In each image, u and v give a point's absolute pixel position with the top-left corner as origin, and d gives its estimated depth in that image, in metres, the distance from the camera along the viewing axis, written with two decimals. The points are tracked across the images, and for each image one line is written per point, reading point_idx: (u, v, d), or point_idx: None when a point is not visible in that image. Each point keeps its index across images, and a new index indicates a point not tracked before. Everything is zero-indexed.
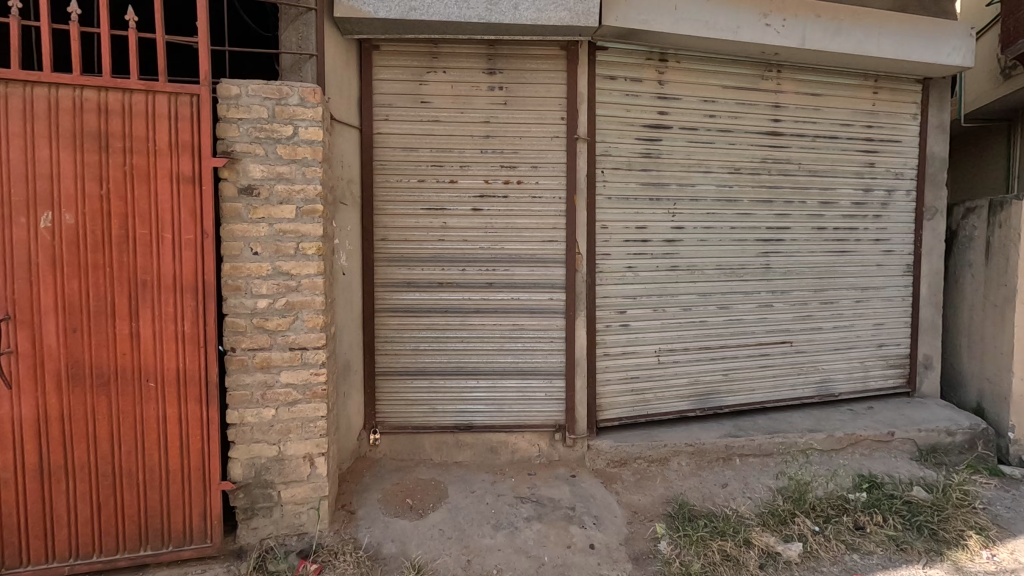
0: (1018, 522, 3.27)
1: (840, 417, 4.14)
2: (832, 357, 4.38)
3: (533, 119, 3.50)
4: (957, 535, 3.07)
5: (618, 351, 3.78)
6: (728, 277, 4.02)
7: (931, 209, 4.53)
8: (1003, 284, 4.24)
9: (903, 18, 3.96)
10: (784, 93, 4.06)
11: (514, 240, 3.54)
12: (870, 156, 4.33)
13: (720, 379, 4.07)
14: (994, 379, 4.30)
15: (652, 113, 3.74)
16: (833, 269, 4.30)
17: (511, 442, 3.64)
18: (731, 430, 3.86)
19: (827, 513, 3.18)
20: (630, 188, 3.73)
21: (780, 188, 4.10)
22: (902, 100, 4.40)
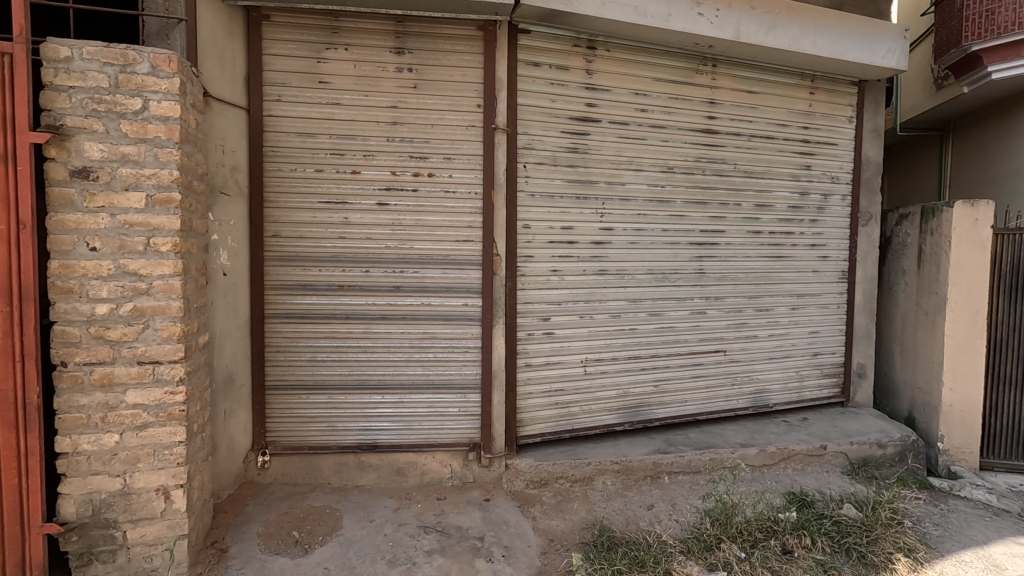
0: (947, 541, 3.14)
1: (773, 430, 3.97)
2: (766, 366, 4.22)
3: (447, 106, 3.17)
4: (885, 557, 2.89)
5: (541, 361, 3.49)
6: (660, 282, 3.79)
7: (866, 215, 4.44)
8: (933, 292, 4.17)
9: (837, 16, 3.84)
10: (720, 89, 3.87)
11: (424, 239, 3.20)
12: (806, 158, 4.20)
13: (651, 391, 3.84)
14: (925, 389, 4.23)
15: (579, 105, 3.47)
16: (768, 275, 4.14)
17: (421, 462, 3.30)
18: (661, 445, 3.63)
19: (753, 537, 2.96)
20: (555, 185, 3.45)
21: (714, 189, 3.90)
22: (839, 101, 4.29)
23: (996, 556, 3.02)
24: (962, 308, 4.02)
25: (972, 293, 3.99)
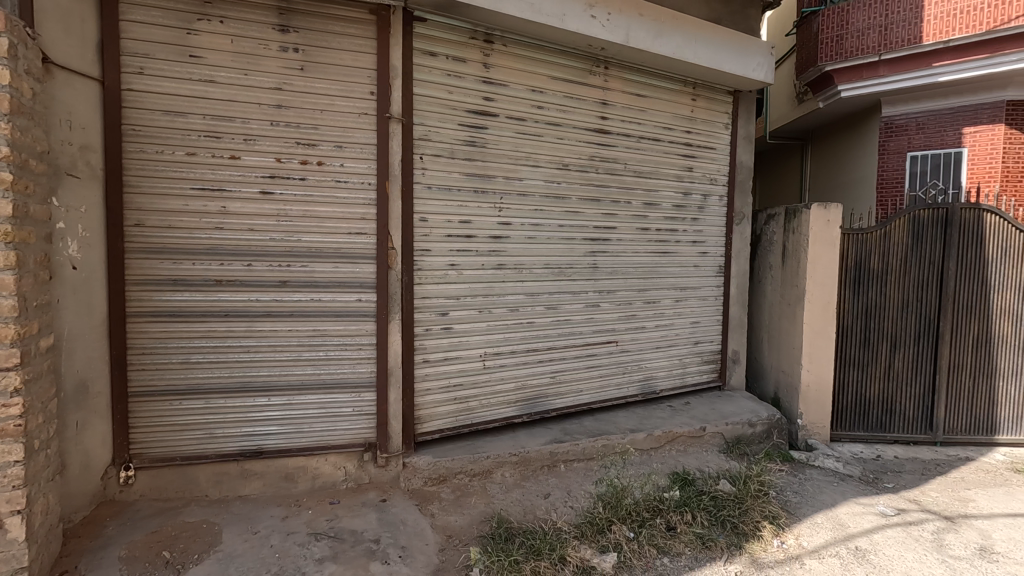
0: (804, 507, 3.53)
1: (660, 415, 4.24)
2: (654, 355, 4.48)
3: (337, 91, 3.01)
4: (753, 526, 3.20)
5: (440, 357, 3.44)
6: (556, 277, 3.89)
7: (739, 214, 4.86)
8: (794, 285, 4.65)
9: (715, 29, 4.15)
10: (612, 91, 4.03)
11: (313, 231, 3.02)
12: (688, 160, 4.50)
13: (547, 382, 3.93)
14: (788, 372, 4.71)
15: (476, 99, 3.45)
16: (655, 270, 4.40)
17: (312, 466, 3.13)
18: (557, 435, 3.73)
19: (641, 517, 3.15)
20: (453, 178, 3.40)
21: (606, 187, 4.06)
22: (717, 109, 4.64)
23: (841, 516, 3.45)
24: (817, 300, 4.50)
25: (824, 286, 4.49)
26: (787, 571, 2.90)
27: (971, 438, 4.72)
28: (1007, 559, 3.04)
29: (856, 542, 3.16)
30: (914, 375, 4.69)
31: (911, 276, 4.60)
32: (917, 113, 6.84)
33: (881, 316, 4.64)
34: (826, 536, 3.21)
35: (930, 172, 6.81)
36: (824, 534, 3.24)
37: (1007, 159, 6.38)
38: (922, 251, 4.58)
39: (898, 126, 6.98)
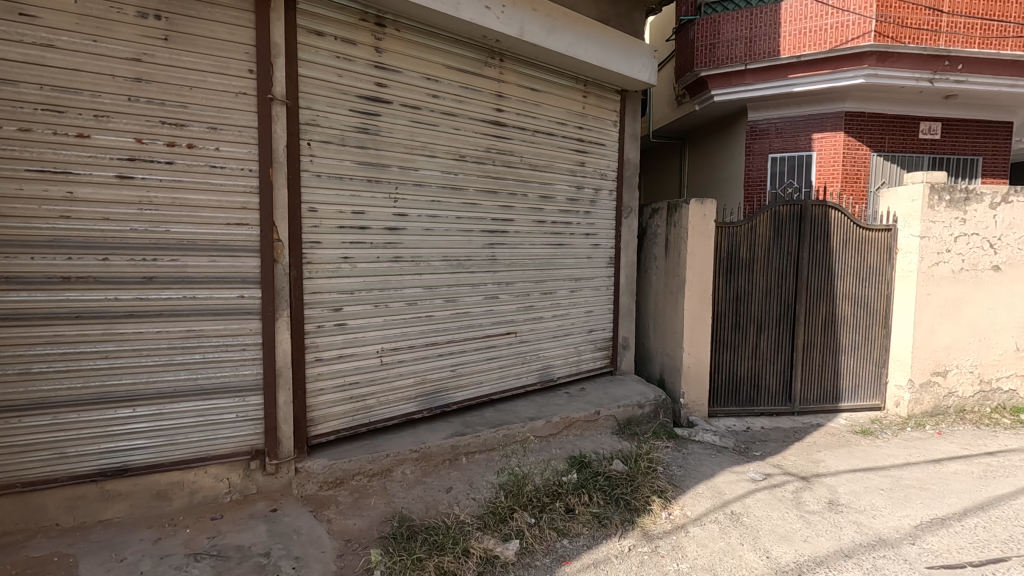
0: (687, 479, 3.84)
1: (557, 402, 4.37)
2: (551, 344, 4.61)
3: (209, 66, 2.73)
4: (644, 501, 3.42)
5: (334, 355, 3.27)
6: (454, 269, 3.85)
7: (628, 208, 5.13)
8: (675, 274, 5.00)
9: (603, 29, 4.33)
10: (507, 84, 4.06)
11: (184, 221, 2.73)
12: (580, 156, 4.65)
13: (447, 376, 3.89)
14: (671, 355, 5.07)
15: (368, 84, 3.30)
16: (551, 261, 4.51)
17: (190, 481, 2.84)
18: (458, 428, 3.70)
19: (541, 502, 3.26)
20: (344, 167, 3.24)
21: (503, 179, 4.09)
22: (605, 106, 4.85)
23: (719, 484, 3.79)
24: (695, 288, 4.87)
25: (701, 275, 4.87)
26: (674, 539, 3.14)
27: (821, 406, 5.38)
28: (849, 509, 3.53)
29: (731, 506, 3.49)
30: (775, 354, 5.26)
31: (772, 265, 5.14)
32: (776, 118, 7.64)
33: (749, 301, 5.15)
34: (706, 504, 3.52)
35: (786, 173, 7.66)
36: (705, 502, 3.54)
37: (847, 162, 7.30)
38: (781, 242, 5.13)
39: (761, 130, 7.74)
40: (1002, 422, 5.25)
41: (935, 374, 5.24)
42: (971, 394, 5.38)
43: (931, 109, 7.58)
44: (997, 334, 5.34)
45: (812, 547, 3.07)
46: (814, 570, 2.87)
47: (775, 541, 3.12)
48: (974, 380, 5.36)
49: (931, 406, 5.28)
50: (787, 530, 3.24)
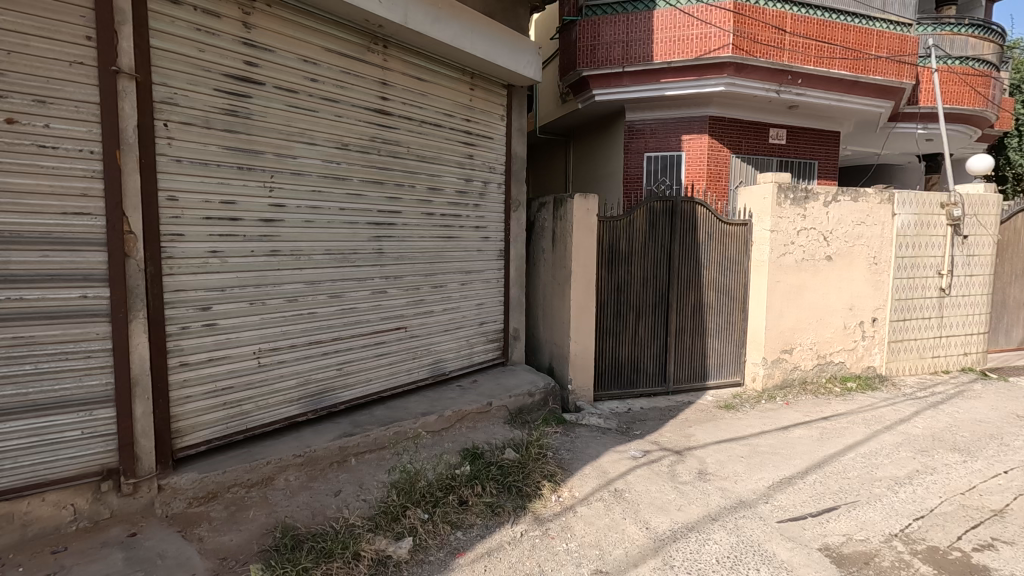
0: (575, 462, 4.02)
1: (450, 395, 4.35)
2: (442, 338, 4.57)
3: (34, 28, 2.33)
4: (535, 486, 3.54)
5: (202, 359, 2.98)
6: (339, 263, 3.68)
7: (516, 201, 5.22)
8: (561, 266, 5.19)
9: (488, 23, 4.35)
10: (391, 72, 3.94)
11: (5, 209, 2.32)
12: (469, 148, 4.65)
13: (334, 375, 3.71)
14: (559, 344, 5.26)
15: (236, 62, 3.03)
16: (441, 255, 4.47)
17: (22, 512, 2.44)
18: (347, 428, 3.54)
19: (435, 497, 3.25)
20: (209, 152, 2.94)
21: (390, 169, 3.97)
22: (492, 100, 4.89)
23: (604, 464, 4.02)
24: (581, 279, 5.09)
25: (586, 267, 5.10)
26: (563, 520, 3.27)
27: (692, 385, 5.90)
28: (715, 476, 3.91)
29: (614, 484, 3.72)
30: (652, 339, 5.67)
31: (649, 257, 5.52)
32: (650, 120, 8.18)
33: (628, 291, 5.49)
34: (592, 483, 3.71)
35: (659, 171, 8.25)
36: (591, 482, 3.74)
37: (711, 162, 8.04)
38: (656, 235, 5.53)
39: (637, 130, 8.24)
40: (834, 390, 6.10)
41: (783, 352, 5.95)
42: (812, 368, 6.17)
43: (778, 117, 8.55)
44: (830, 315, 6.17)
45: (685, 515, 3.35)
46: (687, 534, 3.14)
47: (653, 513, 3.37)
48: (814, 355, 6.16)
49: (781, 380, 5.99)
50: (663, 501, 3.52)
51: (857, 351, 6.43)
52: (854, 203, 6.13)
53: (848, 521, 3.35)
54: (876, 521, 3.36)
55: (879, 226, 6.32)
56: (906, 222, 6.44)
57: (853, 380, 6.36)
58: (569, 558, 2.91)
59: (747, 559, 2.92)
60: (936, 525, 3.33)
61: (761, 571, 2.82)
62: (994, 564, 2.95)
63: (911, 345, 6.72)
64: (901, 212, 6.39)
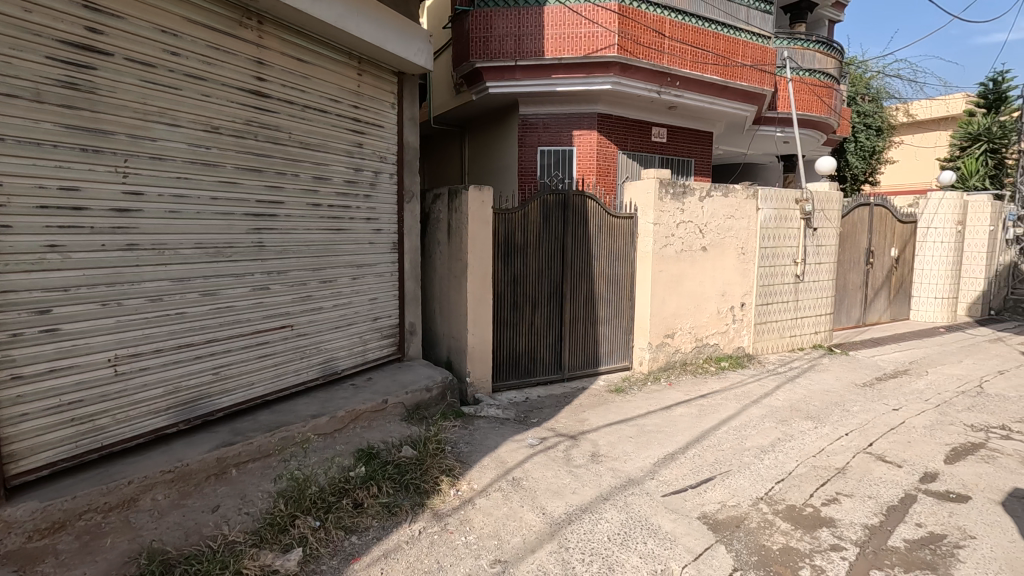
0: (474, 454, 4.02)
1: (342, 395, 4.16)
2: (332, 335, 4.35)
3: None
4: (433, 482, 3.49)
5: (41, 370, 2.58)
6: (211, 258, 3.35)
7: (409, 192, 5.09)
8: (457, 258, 5.15)
9: (375, 6, 4.17)
10: (268, 50, 3.65)
11: None
12: (358, 137, 4.45)
13: (209, 381, 3.39)
14: (457, 337, 5.23)
15: (76, 27, 2.64)
16: (330, 248, 4.25)
17: None
18: (226, 437, 3.25)
19: (327, 503, 3.11)
20: (42, 130, 2.54)
21: (269, 156, 3.68)
22: (382, 87, 4.71)
23: (502, 454, 4.07)
24: (476, 271, 5.08)
25: (481, 259, 5.10)
26: (461, 513, 3.26)
27: (585, 371, 6.14)
28: (607, 457, 4.10)
29: (512, 473, 3.77)
30: (547, 329, 5.82)
31: (543, 248, 5.65)
32: (542, 114, 8.35)
33: (523, 282, 5.58)
34: (490, 474, 3.73)
35: (552, 165, 8.46)
36: (490, 473, 3.77)
37: (600, 157, 8.38)
38: (549, 227, 5.67)
39: (530, 124, 8.37)
40: (710, 369, 6.66)
41: (666, 337, 6.39)
42: (691, 350, 6.68)
43: (659, 117, 9.10)
44: (706, 301, 6.71)
45: (579, 497, 3.48)
46: (581, 516, 3.26)
47: (549, 498, 3.46)
48: (692, 338, 6.67)
49: (665, 362, 6.43)
50: (559, 486, 3.63)
51: (729, 333, 7.06)
52: (725, 198, 6.69)
53: (722, 489, 3.67)
54: (745, 487, 3.72)
55: (746, 219, 6.97)
56: (768, 216, 7.16)
57: (725, 359, 6.98)
58: (469, 551, 2.90)
59: (635, 534, 3.09)
60: (793, 486, 3.75)
61: (648, 544, 3.01)
62: (839, 515, 3.38)
63: (772, 326, 7.51)
64: (763, 207, 7.09)
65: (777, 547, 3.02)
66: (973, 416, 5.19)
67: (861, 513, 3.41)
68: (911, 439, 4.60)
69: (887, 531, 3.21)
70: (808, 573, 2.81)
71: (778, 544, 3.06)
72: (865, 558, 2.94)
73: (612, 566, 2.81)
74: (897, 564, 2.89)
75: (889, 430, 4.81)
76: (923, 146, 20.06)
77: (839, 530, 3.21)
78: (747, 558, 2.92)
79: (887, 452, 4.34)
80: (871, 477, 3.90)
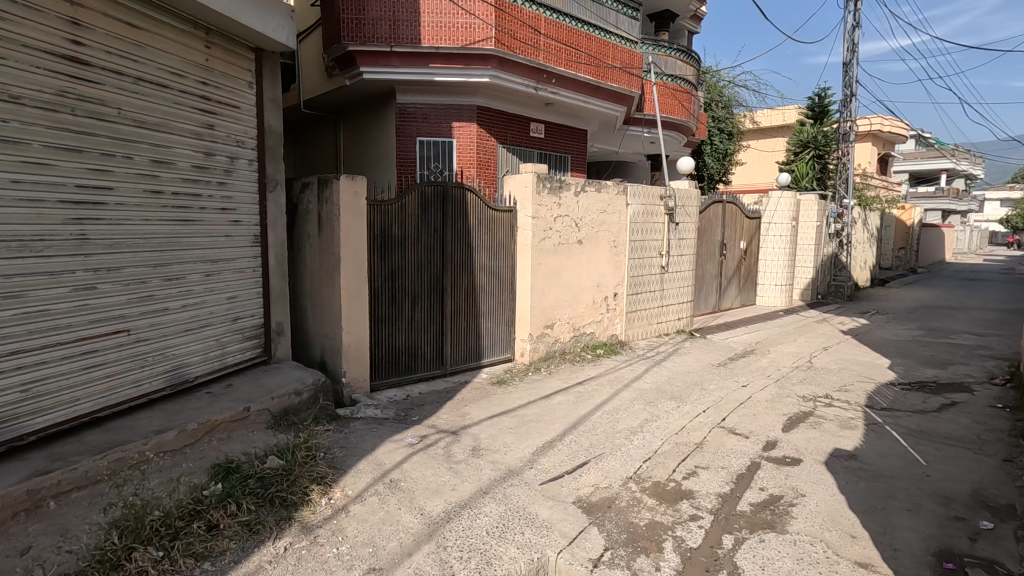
0: (348, 459, 3.81)
1: (195, 405, 3.73)
2: (182, 339, 3.88)
3: None
4: (302, 493, 3.25)
5: None
6: (16, 253, 2.82)
7: (272, 181, 4.66)
8: (330, 252, 4.84)
9: None
10: (87, 10, 3.13)
11: None
12: (208, 117, 3.99)
13: (17, 400, 2.85)
14: (330, 335, 4.94)
15: None
16: (176, 241, 3.78)
17: None
18: (42, 464, 2.76)
19: (173, 529, 2.76)
20: None
21: (92, 134, 3.18)
22: (236, 63, 4.26)
23: (379, 456, 3.90)
24: (351, 265, 4.82)
25: (356, 252, 4.85)
26: (333, 524, 3.06)
27: (467, 365, 6.10)
28: (487, 451, 4.10)
29: (390, 475, 3.63)
30: (428, 324, 5.69)
31: (421, 242, 5.52)
32: (421, 104, 8.12)
33: (402, 276, 5.41)
34: (366, 478, 3.56)
35: (433, 157, 8.30)
36: (366, 477, 3.59)
37: (479, 151, 8.38)
38: (428, 220, 5.54)
39: (409, 113, 8.10)
40: (586, 357, 6.97)
41: (545, 327, 6.56)
42: (569, 339, 6.93)
43: (537, 112, 9.30)
44: (582, 291, 6.99)
45: (459, 494, 3.44)
46: (460, 513, 3.22)
47: (428, 497, 3.38)
48: (570, 328, 6.92)
49: (545, 352, 6.61)
50: (438, 483, 3.56)
51: (603, 322, 7.43)
52: (598, 194, 7.01)
53: (596, 472, 3.84)
54: (617, 468, 3.92)
55: (617, 214, 7.36)
56: (636, 211, 7.63)
57: (601, 346, 7.34)
58: (341, 563, 2.74)
59: (513, 525, 3.12)
60: (658, 463, 4.03)
61: (525, 534, 3.05)
62: (697, 487, 3.68)
63: (642, 314, 8.04)
64: (632, 203, 7.53)
65: (644, 523, 3.21)
66: (804, 388, 5.95)
67: (715, 483, 3.75)
68: (756, 412, 5.16)
69: (737, 498, 3.55)
70: (671, 544, 3.02)
71: (645, 520, 3.26)
72: (718, 524, 3.23)
73: (490, 560, 2.80)
74: (744, 526, 3.21)
75: (739, 404, 5.36)
76: (766, 150, 22.70)
77: (697, 501, 3.49)
78: (617, 537, 3.07)
79: (737, 426, 4.81)
80: (723, 449, 4.30)
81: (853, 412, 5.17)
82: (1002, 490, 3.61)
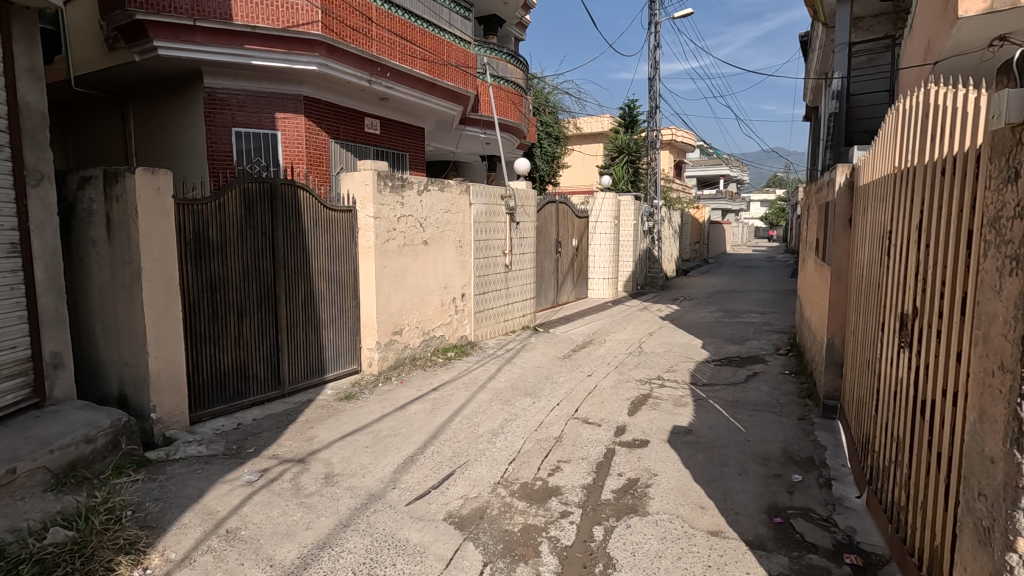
0: (167, 513, 3.13)
1: None
2: None
3: None
4: (104, 568, 2.56)
5: None
6: None
7: (35, 173, 3.63)
8: (126, 262, 3.94)
9: None
10: None
11: None
12: None
13: None
14: (132, 363, 4.05)
15: None
16: None
17: None
18: None
19: None
20: None
21: None
22: None
23: (209, 503, 3.27)
24: (157, 277, 4.00)
25: (163, 261, 4.03)
26: None
27: (308, 382, 5.50)
28: (343, 476, 3.69)
29: (225, 525, 3.05)
30: (260, 339, 4.99)
31: (247, 246, 4.81)
32: (236, 91, 7.12)
33: (224, 287, 4.66)
34: (194, 535, 2.94)
35: (253, 150, 7.38)
36: (193, 532, 2.97)
37: (308, 145, 7.66)
38: (253, 221, 4.85)
39: (220, 100, 7.05)
40: (437, 361, 6.77)
41: (393, 334, 6.21)
42: (419, 344, 6.66)
43: (372, 107, 8.83)
44: (430, 293, 6.77)
45: (314, 533, 3.01)
46: (318, 555, 2.82)
47: (276, 544, 2.90)
48: (419, 332, 6.66)
49: (394, 360, 6.26)
50: (288, 525, 3.08)
51: (453, 323, 7.30)
52: (441, 193, 6.83)
53: (463, 483, 3.68)
54: (483, 474, 3.81)
55: (461, 213, 7.27)
56: (479, 211, 7.62)
57: (451, 349, 7.20)
58: None
59: (382, 558, 2.81)
60: (523, 463, 4.01)
61: (397, 565, 2.77)
62: (562, 482, 3.72)
63: (489, 312, 8.09)
64: (475, 202, 7.51)
65: (518, 529, 3.14)
66: (640, 372, 6.49)
67: (579, 475, 3.83)
68: (604, 400, 5.46)
69: (600, 486, 3.67)
70: (547, 546, 2.99)
71: (518, 525, 3.18)
72: (587, 517, 3.28)
73: None
74: (611, 515, 3.31)
75: (588, 394, 5.63)
76: (587, 153, 24.66)
77: (564, 496, 3.52)
78: (494, 549, 2.95)
79: (589, 415, 5.03)
80: (581, 440, 4.45)
81: (682, 390, 5.75)
82: (803, 445, 4.26)
